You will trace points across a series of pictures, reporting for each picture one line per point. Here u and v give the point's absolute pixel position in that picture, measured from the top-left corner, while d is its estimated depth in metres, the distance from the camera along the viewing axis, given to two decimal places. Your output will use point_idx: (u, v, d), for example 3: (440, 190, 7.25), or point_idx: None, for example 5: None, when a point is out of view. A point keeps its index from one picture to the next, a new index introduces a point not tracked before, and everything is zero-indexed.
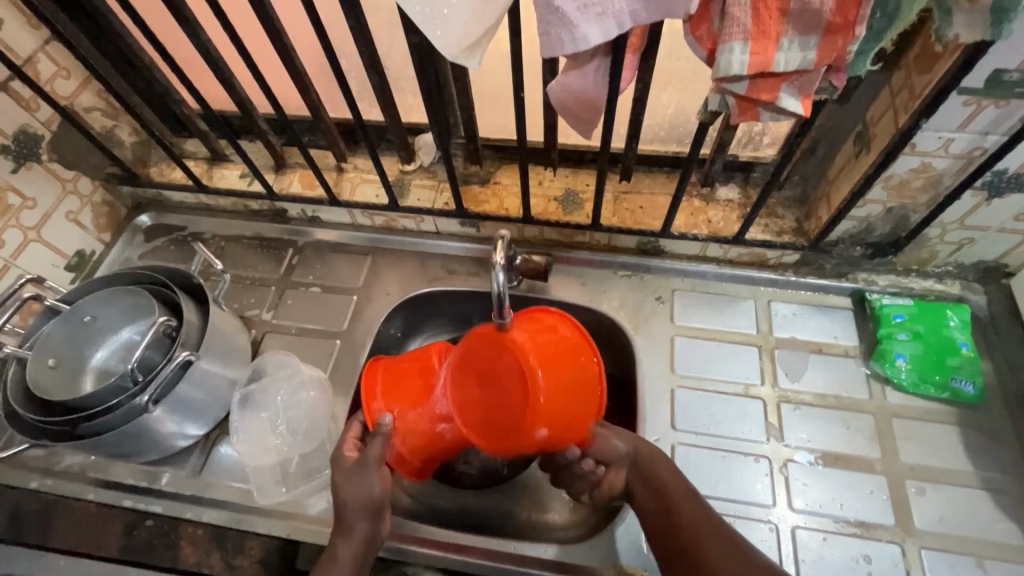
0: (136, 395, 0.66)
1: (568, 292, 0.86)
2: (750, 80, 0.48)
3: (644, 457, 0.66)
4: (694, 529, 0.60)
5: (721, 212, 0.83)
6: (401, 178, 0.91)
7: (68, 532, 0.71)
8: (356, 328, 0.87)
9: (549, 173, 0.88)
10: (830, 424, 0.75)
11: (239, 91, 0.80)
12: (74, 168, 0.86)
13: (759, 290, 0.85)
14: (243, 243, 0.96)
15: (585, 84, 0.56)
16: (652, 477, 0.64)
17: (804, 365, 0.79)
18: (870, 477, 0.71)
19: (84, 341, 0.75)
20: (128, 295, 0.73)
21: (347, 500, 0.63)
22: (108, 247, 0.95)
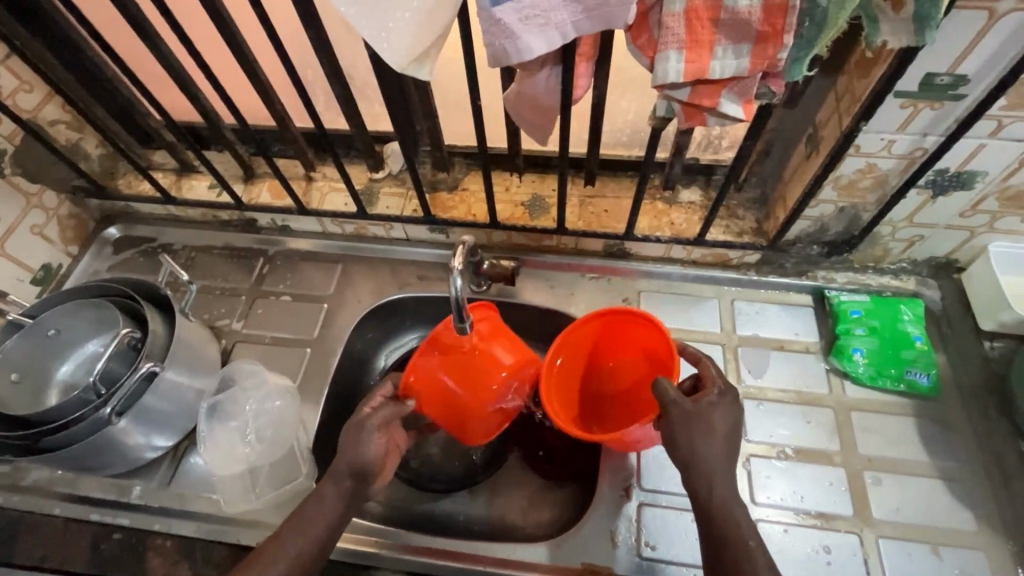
0: (99, 408, 0.66)
1: (537, 295, 0.88)
2: (690, 86, 0.50)
3: (711, 450, 0.58)
4: (722, 537, 0.56)
5: (683, 214, 0.85)
6: (369, 186, 0.91)
7: (34, 548, 0.71)
8: (327, 336, 0.87)
9: (516, 179, 0.90)
10: (792, 419, 0.77)
11: (204, 103, 0.80)
12: (38, 181, 0.86)
13: (722, 289, 0.87)
14: (213, 253, 0.96)
15: (538, 92, 0.58)
16: (707, 471, 0.57)
17: (766, 362, 0.81)
18: (830, 469, 0.73)
19: (48, 355, 0.75)
20: (93, 308, 0.73)
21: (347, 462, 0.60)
22: (76, 260, 0.94)
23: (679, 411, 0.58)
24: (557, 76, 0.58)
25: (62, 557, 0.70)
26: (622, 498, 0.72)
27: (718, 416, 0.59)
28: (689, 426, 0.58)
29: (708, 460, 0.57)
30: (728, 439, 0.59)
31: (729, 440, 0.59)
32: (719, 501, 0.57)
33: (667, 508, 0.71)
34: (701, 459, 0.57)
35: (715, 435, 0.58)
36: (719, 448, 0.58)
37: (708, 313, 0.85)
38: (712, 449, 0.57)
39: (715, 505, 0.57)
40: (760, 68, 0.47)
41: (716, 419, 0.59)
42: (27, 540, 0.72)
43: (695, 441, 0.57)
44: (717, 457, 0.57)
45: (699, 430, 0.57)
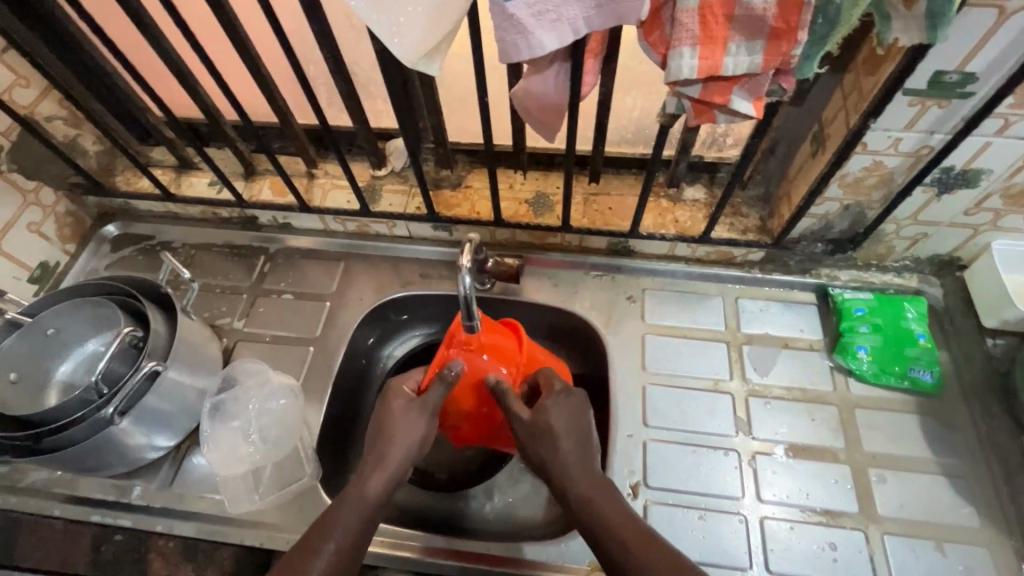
0: (100, 407, 0.65)
1: (541, 293, 0.87)
2: (702, 83, 0.50)
3: (563, 450, 0.60)
4: (595, 534, 0.55)
5: (687, 212, 0.85)
6: (372, 183, 0.91)
7: (34, 550, 0.70)
8: (330, 335, 0.87)
9: (519, 176, 0.89)
10: (797, 416, 0.77)
11: (205, 99, 0.79)
12: (35, 178, 0.85)
13: (726, 287, 0.87)
14: (213, 251, 0.95)
15: (546, 88, 0.57)
16: (561, 475, 0.59)
17: (771, 359, 0.81)
18: (835, 466, 0.73)
19: (46, 355, 0.73)
20: (93, 307, 0.72)
21: (393, 440, 0.63)
22: (73, 258, 0.93)
23: (523, 425, 0.63)
24: (566, 73, 0.57)
25: (63, 559, 0.69)
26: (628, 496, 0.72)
27: (552, 414, 0.62)
28: (534, 436, 0.62)
29: (562, 460, 0.60)
30: (576, 439, 0.61)
31: (582, 438, 0.62)
32: (583, 499, 0.58)
33: (672, 506, 0.71)
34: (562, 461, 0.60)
35: (566, 437, 0.61)
36: (571, 448, 0.60)
37: (713, 311, 0.85)
38: (561, 449, 0.60)
39: (579, 504, 0.57)
40: (773, 65, 0.47)
41: (556, 422, 0.62)
42: (26, 542, 0.70)
43: (542, 447, 0.61)
44: (570, 457, 0.60)
45: (545, 437, 0.61)
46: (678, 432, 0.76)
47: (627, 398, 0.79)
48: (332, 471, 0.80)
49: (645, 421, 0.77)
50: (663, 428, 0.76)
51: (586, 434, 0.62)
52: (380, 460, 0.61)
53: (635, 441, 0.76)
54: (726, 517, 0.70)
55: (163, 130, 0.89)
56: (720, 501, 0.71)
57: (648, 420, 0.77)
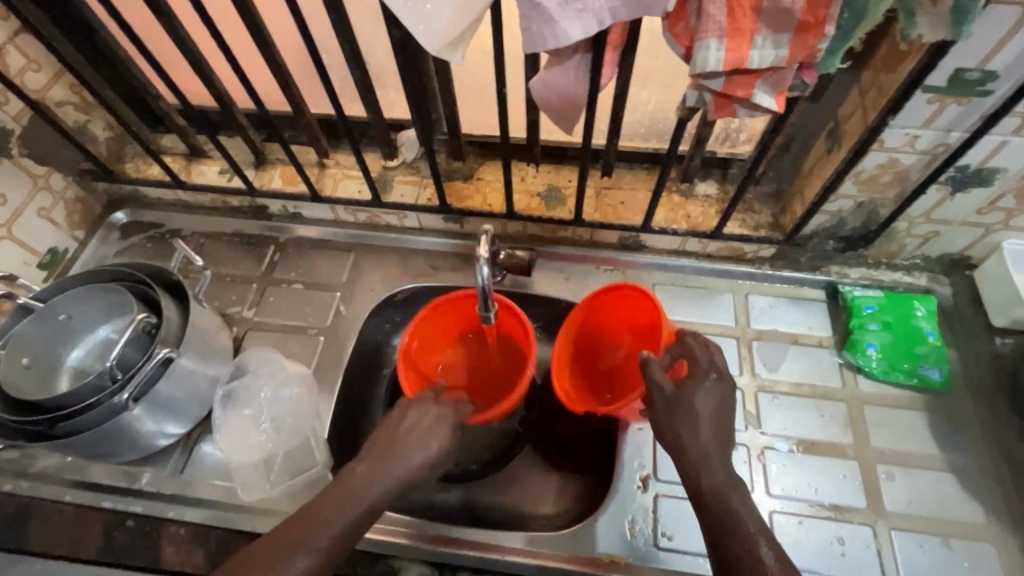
0: (115, 393, 0.65)
1: (551, 287, 0.87)
2: (726, 77, 0.50)
3: (705, 433, 0.61)
4: (711, 522, 0.56)
5: (699, 208, 0.85)
6: (384, 174, 0.91)
7: (45, 534, 0.70)
8: (340, 325, 0.87)
9: (532, 169, 0.89)
10: (806, 412, 0.77)
11: (219, 86, 0.79)
12: (46, 163, 0.84)
13: (737, 283, 0.87)
14: (223, 240, 0.94)
15: (565, 79, 0.57)
16: (693, 455, 0.60)
17: (780, 355, 0.81)
18: (843, 462, 0.74)
19: (58, 340, 0.73)
20: (110, 295, 0.72)
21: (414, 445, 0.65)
22: (82, 245, 0.93)
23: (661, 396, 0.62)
24: (586, 65, 0.57)
25: (73, 544, 0.69)
26: (637, 488, 0.72)
27: (697, 403, 0.62)
28: (674, 408, 0.62)
29: (701, 445, 0.60)
30: (718, 435, 0.62)
31: (718, 427, 0.62)
32: (713, 491, 0.58)
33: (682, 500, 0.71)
34: (699, 437, 0.60)
35: (705, 418, 0.61)
36: (712, 436, 0.61)
37: (724, 307, 0.86)
38: (697, 426, 0.61)
39: (704, 485, 0.58)
40: (798, 59, 0.47)
41: (700, 405, 0.62)
42: (36, 528, 0.70)
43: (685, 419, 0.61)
44: (707, 442, 0.61)
45: (687, 412, 0.61)
46: None
47: None
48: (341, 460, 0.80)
49: None
50: None
51: (726, 434, 0.63)
52: (427, 443, 0.66)
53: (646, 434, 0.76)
54: None
55: (175, 117, 0.88)
56: None
57: None
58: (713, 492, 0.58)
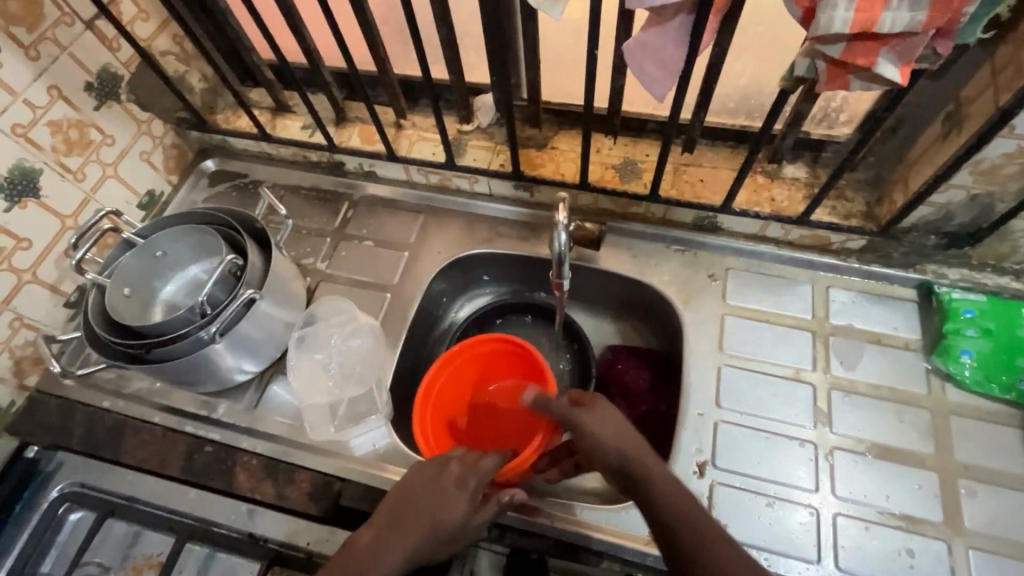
0: (203, 327, 0.70)
1: (617, 262, 0.86)
2: (847, 42, 0.46)
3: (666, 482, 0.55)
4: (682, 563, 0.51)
5: (785, 191, 0.80)
6: (458, 138, 0.91)
7: (135, 450, 0.77)
8: (407, 284, 0.89)
9: (608, 141, 0.87)
10: (882, 416, 0.73)
11: (309, 41, 0.81)
12: (148, 109, 0.90)
13: (817, 274, 0.82)
14: (301, 194, 0.98)
15: (665, 41, 0.55)
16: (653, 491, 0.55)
17: (859, 354, 0.77)
18: (920, 472, 0.69)
19: (154, 274, 0.78)
20: (204, 236, 0.77)
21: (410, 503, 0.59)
22: (176, 189, 0.98)
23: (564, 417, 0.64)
24: (687, 29, 0.55)
25: (159, 461, 0.75)
26: (693, 473, 0.71)
27: (598, 408, 0.62)
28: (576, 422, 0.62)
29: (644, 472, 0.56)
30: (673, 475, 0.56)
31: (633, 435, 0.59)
32: (670, 507, 0.54)
33: (738, 490, 0.69)
34: (624, 456, 0.58)
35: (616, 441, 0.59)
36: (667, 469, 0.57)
37: (801, 298, 0.81)
38: (607, 452, 0.59)
39: (668, 510, 0.54)
40: (934, 24, 0.43)
41: (595, 422, 0.61)
42: (128, 442, 0.77)
43: (605, 444, 0.59)
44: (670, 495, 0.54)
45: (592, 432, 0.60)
46: (752, 418, 0.74)
47: (702, 375, 0.77)
48: (401, 413, 0.83)
49: (718, 401, 0.75)
50: (736, 411, 0.74)
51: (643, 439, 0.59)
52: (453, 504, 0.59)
53: (705, 420, 0.74)
54: (797, 508, 0.68)
55: (265, 71, 0.91)
56: (790, 491, 0.69)
57: (720, 400, 0.75)
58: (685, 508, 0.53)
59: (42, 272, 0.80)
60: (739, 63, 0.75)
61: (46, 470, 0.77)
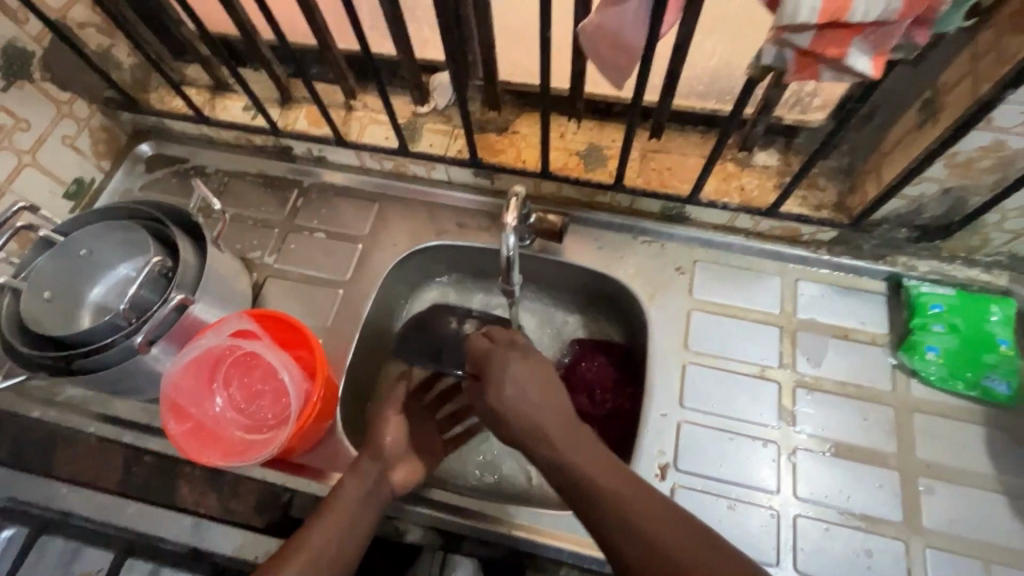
0: (130, 335, 0.64)
1: (581, 255, 0.82)
2: (817, 30, 0.41)
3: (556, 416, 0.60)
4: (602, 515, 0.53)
5: (756, 179, 0.77)
6: (412, 121, 0.85)
7: (70, 462, 0.72)
8: (361, 279, 0.84)
9: (572, 125, 0.81)
10: (845, 413, 0.71)
11: (239, 13, 0.73)
12: (69, 89, 0.82)
13: (787, 266, 0.80)
14: (246, 181, 0.92)
15: (622, 25, 0.50)
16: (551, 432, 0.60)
17: (826, 350, 0.75)
18: (881, 471, 0.68)
19: (80, 275, 0.72)
20: (131, 234, 0.71)
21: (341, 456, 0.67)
22: (108, 176, 0.91)
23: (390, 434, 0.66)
24: (645, 10, 0.50)
25: (97, 474, 0.71)
26: (655, 476, 0.69)
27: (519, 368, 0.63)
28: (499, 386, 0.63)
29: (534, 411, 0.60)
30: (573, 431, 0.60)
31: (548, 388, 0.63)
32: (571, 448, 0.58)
33: (700, 494, 0.68)
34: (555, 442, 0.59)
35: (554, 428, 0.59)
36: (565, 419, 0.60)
37: (771, 292, 0.78)
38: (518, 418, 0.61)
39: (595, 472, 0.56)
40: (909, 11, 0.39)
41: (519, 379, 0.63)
42: (61, 454, 0.72)
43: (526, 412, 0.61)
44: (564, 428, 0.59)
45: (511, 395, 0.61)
46: (717, 417, 0.72)
47: (666, 373, 0.75)
48: (356, 417, 0.80)
49: (681, 401, 0.73)
50: (699, 412, 0.72)
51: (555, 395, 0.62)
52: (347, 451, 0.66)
53: (668, 421, 0.72)
54: (757, 510, 0.67)
55: (198, 46, 0.83)
56: (751, 493, 0.68)
57: (684, 400, 0.73)
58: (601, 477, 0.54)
59: None
60: (709, 43, 0.70)
61: None
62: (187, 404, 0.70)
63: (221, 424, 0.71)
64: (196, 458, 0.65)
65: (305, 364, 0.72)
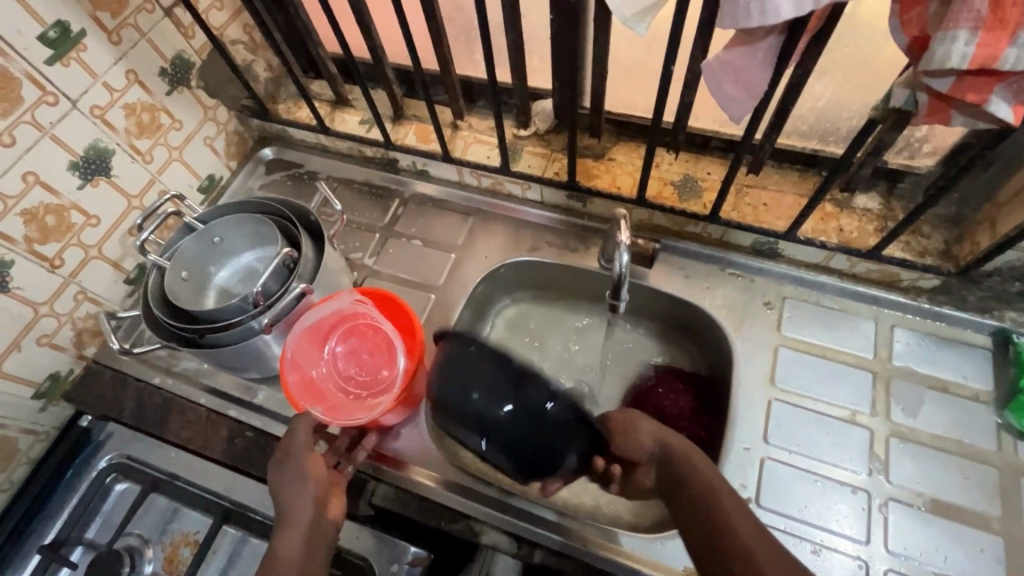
0: (256, 316, 0.70)
1: (667, 282, 0.83)
2: (957, 76, 0.42)
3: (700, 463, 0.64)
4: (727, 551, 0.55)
5: (855, 222, 0.76)
6: (514, 142, 0.90)
7: (180, 429, 0.79)
8: (453, 286, 0.88)
9: (669, 157, 0.84)
10: (941, 468, 0.68)
11: (374, 37, 0.81)
12: (215, 96, 0.92)
13: (882, 312, 0.78)
14: (353, 188, 0.99)
15: (749, 64, 0.52)
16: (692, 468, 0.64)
17: (922, 400, 0.72)
18: (983, 535, 0.65)
19: (211, 259, 0.80)
20: (256, 224, 0.79)
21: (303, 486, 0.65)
22: (234, 175, 1.00)
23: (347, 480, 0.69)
24: (775, 50, 0.52)
25: (203, 442, 0.77)
26: None
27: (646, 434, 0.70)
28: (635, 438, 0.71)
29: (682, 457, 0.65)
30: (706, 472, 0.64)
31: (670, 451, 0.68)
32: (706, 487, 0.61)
33: (782, 533, 0.66)
34: (667, 449, 0.67)
35: (662, 439, 0.68)
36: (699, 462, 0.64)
37: (862, 338, 0.77)
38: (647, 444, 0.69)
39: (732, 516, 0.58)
40: None
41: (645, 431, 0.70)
42: (174, 420, 0.79)
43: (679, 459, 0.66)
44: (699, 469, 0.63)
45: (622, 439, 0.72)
46: (804, 458, 0.70)
47: (751, 407, 0.74)
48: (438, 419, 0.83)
49: (766, 437, 0.72)
50: (785, 450, 0.71)
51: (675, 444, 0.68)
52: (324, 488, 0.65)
53: (752, 455, 0.71)
54: (844, 557, 0.65)
55: (329, 64, 0.92)
56: (838, 539, 0.66)
57: (769, 437, 0.72)
58: (708, 482, 0.62)
59: (108, 249, 0.83)
60: (820, 84, 0.71)
61: (98, 438, 0.81)
62: (301, 361, 0.77)
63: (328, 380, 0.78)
64: (305, 408, 0.72)
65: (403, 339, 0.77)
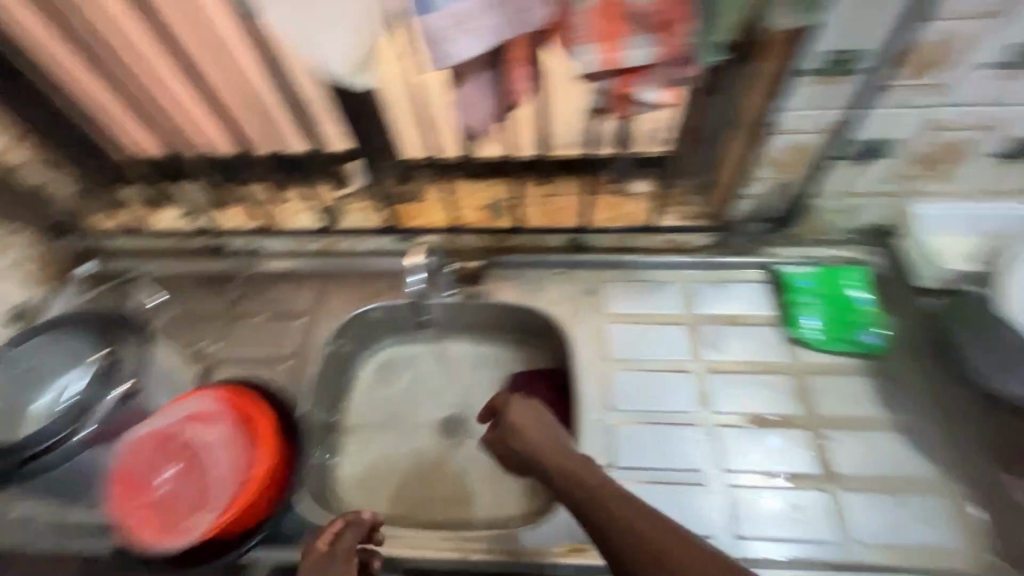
0: (69, 438, 0.65)
1: (502, 293, 0.91)
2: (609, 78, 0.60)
3: (539, 439, 0.68)
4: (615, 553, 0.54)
5: (635, 205, 0.90)
6: (335, 204, 0.95)
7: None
8: (308, 347, 0.89)
9: (475, 185, 0.93)
10: (756, 390, 0.80)
11: None
12: (13, 223, 0.88)
13: (681, 273, 0.91)
14: (188, 281, 0.98)
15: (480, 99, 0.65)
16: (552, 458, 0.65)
17: (723, 336, 0.85)
18: (795, 431, 0.77)
19: (27, 387, 0.75)
20: (68, 345, 0.76)
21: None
22: (50, 299, 0.95)
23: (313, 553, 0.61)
24: (493, 82, 0.64)
25: None
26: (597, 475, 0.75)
27: (524, 416, 0.71)
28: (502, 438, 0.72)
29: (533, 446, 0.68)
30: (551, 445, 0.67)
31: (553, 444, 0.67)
32: (555, 466, 0.64)
33: (642, 485, 0.74)
34: (534, 453, 0.67)
35: (530, 437, 0.69)
36: (547, 441, 0.68)
37: (657, 290, 0.89)
38: (522, 447, 0.69)
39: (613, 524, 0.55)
40: (667, 54, 0.57)
41: (521, 419, 0.71)
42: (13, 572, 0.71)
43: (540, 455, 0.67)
44: (546, 444, 0.67)
45: (511, 437, 0.71)
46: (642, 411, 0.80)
47: (591, 385, 0.82)
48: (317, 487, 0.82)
49: (609, 405, 0.80)
50: (626, 411, 0.80)
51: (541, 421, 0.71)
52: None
53: (599, 425, 0.79)
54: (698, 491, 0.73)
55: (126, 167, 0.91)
56: (686, 475, 0.74)
57: (612, 404, 0.80)
58: (572, 476, 0.62)
59: None
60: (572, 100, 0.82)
61: None
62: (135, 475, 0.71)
63: (172, 496, 0.70)
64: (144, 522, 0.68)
65: (248, 438, 0.73)
